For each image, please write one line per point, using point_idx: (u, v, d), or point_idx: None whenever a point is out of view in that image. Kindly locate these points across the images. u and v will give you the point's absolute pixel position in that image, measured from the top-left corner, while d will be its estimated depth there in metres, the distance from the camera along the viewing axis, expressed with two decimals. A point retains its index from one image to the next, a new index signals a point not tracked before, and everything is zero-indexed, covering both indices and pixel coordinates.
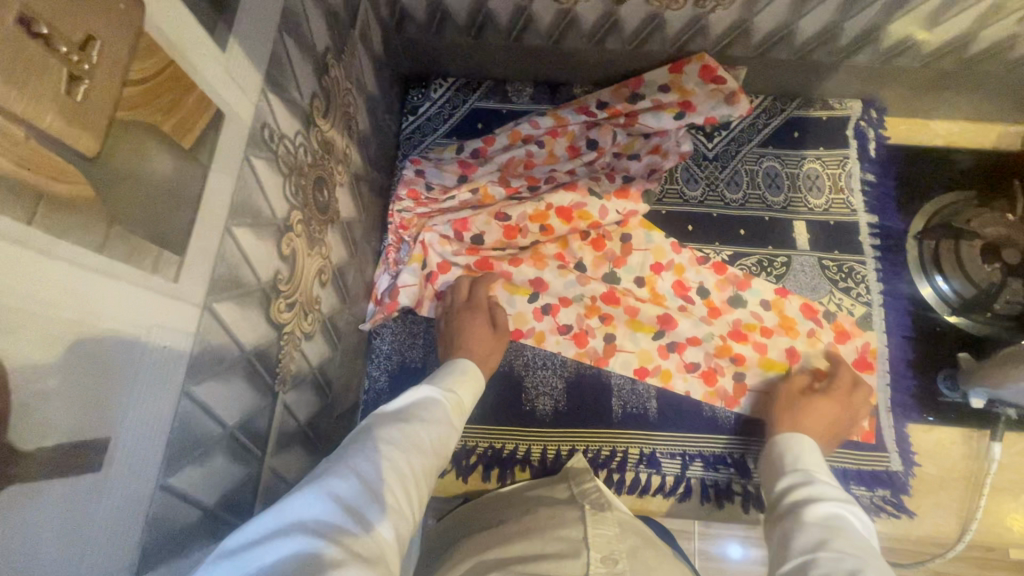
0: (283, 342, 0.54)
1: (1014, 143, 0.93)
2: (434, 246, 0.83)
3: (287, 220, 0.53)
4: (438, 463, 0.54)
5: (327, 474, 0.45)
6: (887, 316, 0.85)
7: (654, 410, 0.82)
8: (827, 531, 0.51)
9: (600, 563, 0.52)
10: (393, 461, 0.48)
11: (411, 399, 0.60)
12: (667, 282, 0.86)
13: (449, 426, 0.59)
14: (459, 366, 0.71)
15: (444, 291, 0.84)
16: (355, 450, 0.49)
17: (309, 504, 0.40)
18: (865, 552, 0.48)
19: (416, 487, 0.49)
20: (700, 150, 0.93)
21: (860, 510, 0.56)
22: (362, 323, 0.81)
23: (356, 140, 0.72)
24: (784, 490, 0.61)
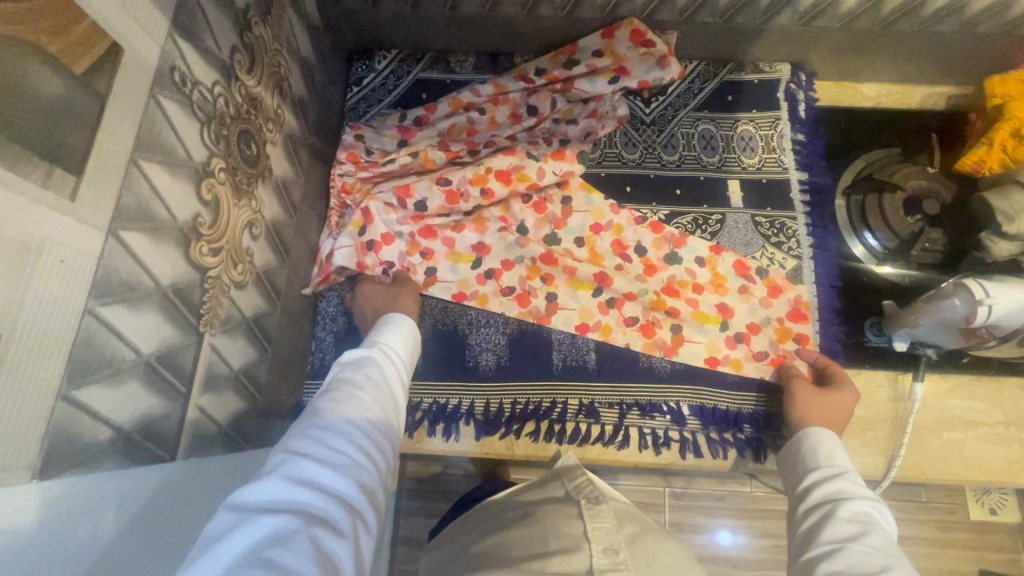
0: (208, 286, 0.56)
1: (938, 104, 0.96)
2: (378, 213, 0.85)
3: (208, 165, 0.55)
4: (383, 410, 0.57)
5: (279, 459, 0.47)
6: (816, 267, 0.89)
7: (593, 363, 0.84)
8: (860, 526, 0.55)
9: (602, 554, 0.54)
10: (337, 427, 0.51)
11: (344, 361, 0.61)
12: (606, 241, 0.89)
13: (386, 374, 0.62)
14: (396, 323, 0.72)
15: (390, 260, 0.85)
16: (294, 429, 0.51)
17: (268, 493, 0.43)
18: (894, 554, 0.51)
19: (373, 443, 0.53)
20: (638, 115, 0.96)
21: (886, 507, 0.59)
22: (303, 288, 0.82)
23: (290, 102, 0.74)
24: (817, 480, 0.64)
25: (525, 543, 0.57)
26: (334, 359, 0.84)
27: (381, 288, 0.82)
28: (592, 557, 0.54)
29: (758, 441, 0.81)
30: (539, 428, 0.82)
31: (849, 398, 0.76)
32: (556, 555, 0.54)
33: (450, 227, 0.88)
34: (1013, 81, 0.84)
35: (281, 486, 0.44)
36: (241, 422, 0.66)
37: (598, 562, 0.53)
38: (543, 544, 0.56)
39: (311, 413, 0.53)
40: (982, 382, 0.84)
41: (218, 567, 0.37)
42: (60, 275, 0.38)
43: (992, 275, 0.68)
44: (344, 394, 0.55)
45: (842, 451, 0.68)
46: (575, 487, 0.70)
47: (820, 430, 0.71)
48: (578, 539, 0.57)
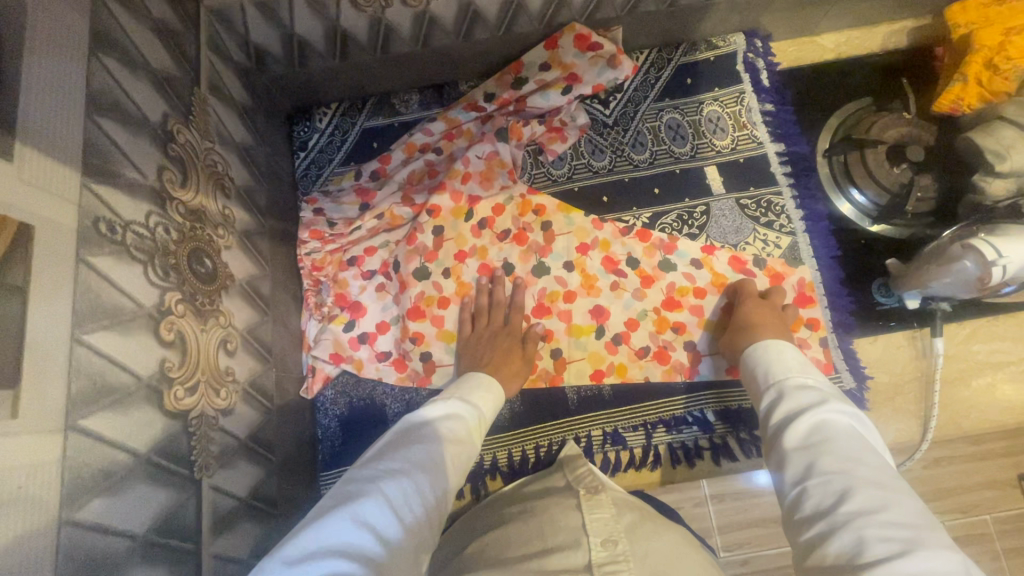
0: (193, 429, 0.52)
1: (902, 41, 0.93)
2: (371, 301, 0.84)
3: (162, 304, 0.50)
4: (457, 481, 0.56)
5: (362, 493, 0.47)
6: (812, 240, 0.86)
7: (609, 390, 0.82)
8: (808, 453, 0.51)
9: (600, 547, 0.52)
10: (418, 484, 0.51)
11: (437, 410, 0.62)
12: (596, 261, 0.86)
13: (469, 438, 0.61)
14: (478, 379, 0.71)
15: (385, 351, 0.83)
16: (386, 463, 0.51)
17: (344, 532, 0.43)
18: (847, 463, 0.48)
19: (437, 508, 0.51)
20: (599, 119, 0.92)
21: (832, 402, 0.55)
22: (301, 390, 0.79)
23: (236, 197, 0.69)
24: (766, 412, 0.60)
25: (522, 540, 0.55)
26: (345, 444, 0.80)
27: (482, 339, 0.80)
28: (592, 550, 0.52)
29: None
30: None
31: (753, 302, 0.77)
32: (554, 552, 0.52)
33: (437, 304, 0.84)
34: (973, 7, 0.81)
35: (355, 530, 0.43)
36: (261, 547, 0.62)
37: (598, 556, 0.51)
38: (539, 541, 0.54)
39: (406, 454, 0.53)
40: (1001, 322, 0.82)
41: None
42: (9, 502, 0.34)
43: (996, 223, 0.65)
44: (435, 449, 0.55)
45: (782, 356, 0.65)
46: (576, 478, 0.68)
47: (766, 343, 0.68)
48: (576, 533, 0.54)
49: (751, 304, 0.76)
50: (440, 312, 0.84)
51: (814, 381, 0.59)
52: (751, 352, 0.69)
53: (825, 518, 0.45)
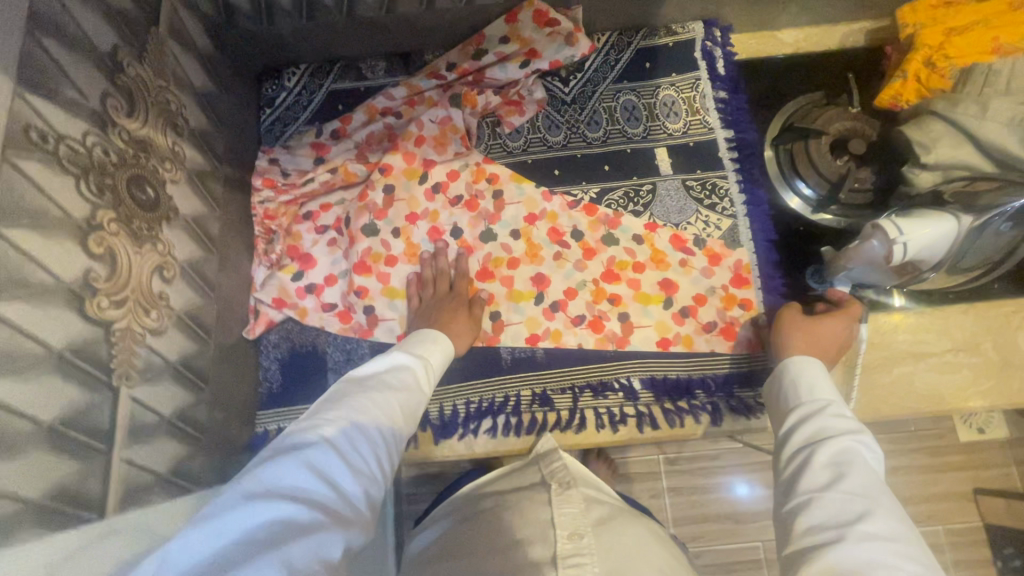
0: (115, 339, 0.55)
1: (858, 40, 0.95)
2: (322, 255, 0.88)
3: (93, 219, 0.54)
4: (404, 426, 0.59)
5: (305, 438, 0.50)
6: (752, 224, 0.88)
7: (541, 353, 0.85)
8: (833, 470, 0.54)
9: (568, 540, 0.58)
10: (361, 426, 0.54)
11: (380, 366, 0.64)
12: (542, 231, 0.89)
13: (416, 389, 0.64)
14: (427, 334, 0.74)
15: (331, 302, 0.86)
16: (327, 410, 0.54)
17: (293, 472, 0.46)
18: (871, 489, 0.51)
19: (386, 448, 0.55)
20: (558, 96, 0.94)
21: (868, 441, 0.57)
22: (243, 331, 0.82)
23: (190, 138, 0.72)
24: (797, 427, 0.62)
25: (496, 532, 0.61)
26: (283, 386, 0.84)
27: (429, 302, 0.83)
28: (558, 543, 0.58)
29: (714, 404, 0.82)
30: (495, 423, 0.82)
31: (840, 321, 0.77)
32: (522, 545, 0.59)
33: (384, 261, 0.87)
34: (922, 8, 0.83)
35: (300, 469, 0.47)
36: (184, 467, 0.65)
37: (563, 548, 0.57)
38: (512, 533, 0.61)
39: (349, 402, 0.56)
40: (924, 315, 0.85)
41: (233, 529, 0.41)
42: None
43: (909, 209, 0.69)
44: (377, 401, 0.58)
45: (823, 379, 0.67)
46: (552, 471, 0.71)
47: (811, 364, 0.69)
48: (545, 527, 0.61)
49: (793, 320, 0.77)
50: (385, 268, 0.87)
51: (849, 410, 0.62)
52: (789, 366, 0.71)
53: (836, 529, 0.49)
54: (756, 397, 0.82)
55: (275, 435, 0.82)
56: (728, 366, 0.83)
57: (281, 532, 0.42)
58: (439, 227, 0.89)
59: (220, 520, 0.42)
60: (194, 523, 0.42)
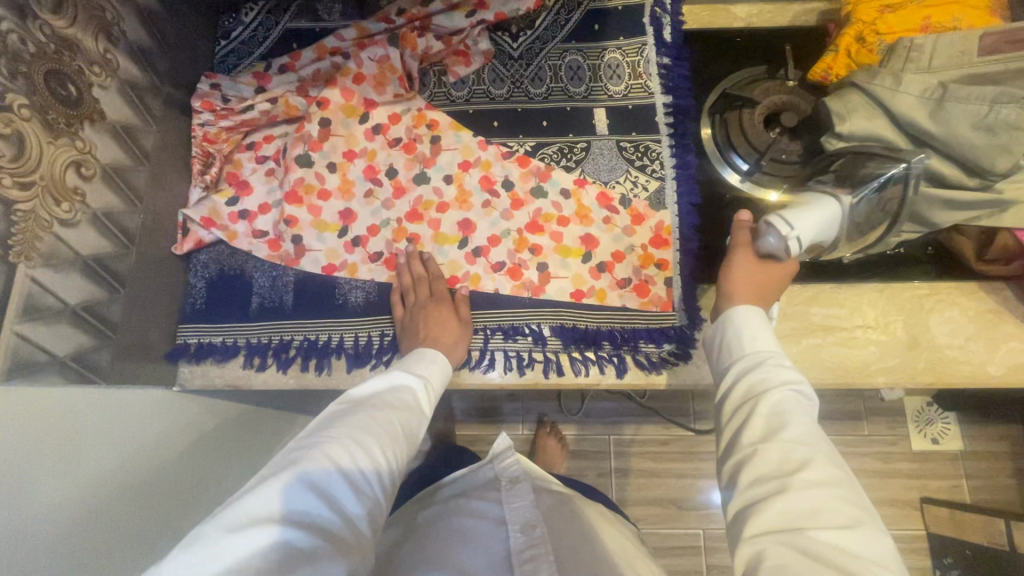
0: (17, 218, 0.59)
1: (810, 19, 0.96)
2: (259, 183, 0.91)
3: (1, 100, 0.57)
4: (405, 447, 0.62)
5: (308, 457, 0.53)
6: (678, 186, 0.89)
7: (459, 294, 0.87)
8: (773, 422, 0.53)
9: (520, 532, 0.70)
10: (364, 448, 0.56)
11: (381, 384, 0.67)
12: (474, 178, 0.91)
13: (419, 410, 0.67)
14: (427, 353, 0.76)
15: (263, 229, 0.89)
16: (331, 430, 0.57)
17: (297, 497, 0.49)
18: (811, 437, 0.51)
19: (389, 470, 0.58)
20: (505, 50, 0.96)
21: (805, 383, 0.57)
22: (172, 247, 0.84)
23: (126, 49, 0.75)
24: (738, 377, 0.60)
25: (454, 524, 0.73)
26: (207, 303, 0.87)
27: (424, 306, 0.83)
28: (513, 537, 0.70)
29: (620, 356, 0.84)
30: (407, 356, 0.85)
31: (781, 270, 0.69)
32: (475, 546, 0.68)
33: (317, 194, 0.90)
34: None
35: (304, 493, 0.49)
36: (88, 357, 0.69)
37: (518, 541, 0.69)
38: (468, 525, 0.72)
39: (353, 423, 0.58)
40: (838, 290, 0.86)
41: (242, 550, 0.44)
42: None
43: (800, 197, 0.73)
44: (380, 421, 0.61)
45: (759, 324, 0.63)
46: (505, 469, 0.83)
47: (747, 307, 0.65)
48: (501, 524, 0.73)
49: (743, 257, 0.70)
50: (318, 201, 0.90)
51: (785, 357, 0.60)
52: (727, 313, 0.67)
53: (780, 479, 0.49)
54: (661, 353, 0.84)
55: (194, 349, 0.85)
56: (636, 321, 0.85)
57: (279, 557, 0.45)
58: (374, 166, 0.92)
59: (217, 543, 0.44)
60: (188, 545, 0.43)
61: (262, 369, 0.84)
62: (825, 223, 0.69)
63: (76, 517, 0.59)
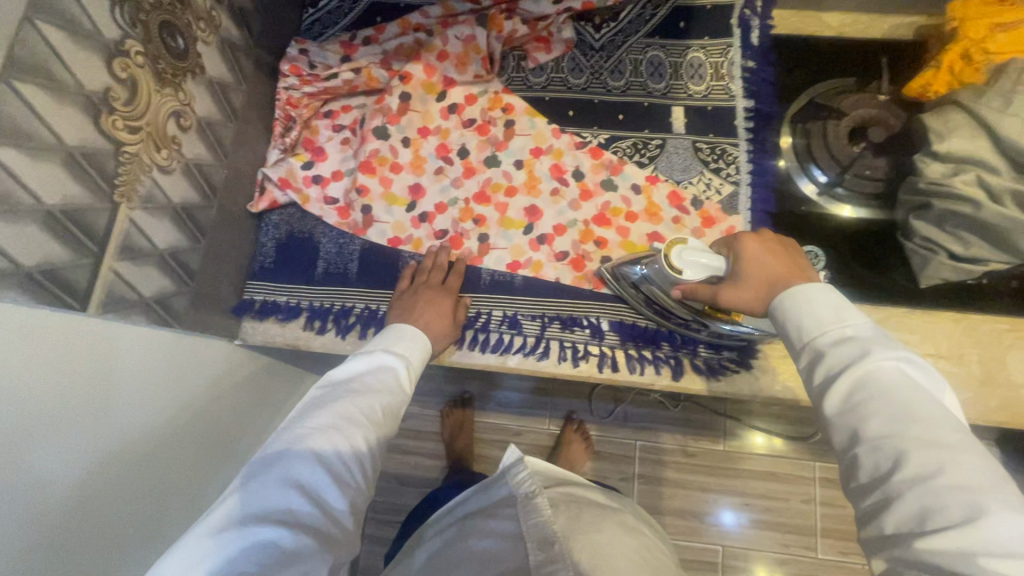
0: (123, 159, 0.61)
1: (905, 34, 0.93)
2: (334, 151, 0.93)
3: (122, 45, 0.59)
4: (383, 428, 0.66)
5: (283, 455, 0.57)
6: (752, 194, 0.88)
7: (520, 280, 0.87)
8: (853, 419, 0.48)
9: (538, 549, 0.66)
10: (340, 438, 0.60)
11: (359, 369, 0.70)
12: (545, 166, 0.91)
13: (398, 391, 0.70)
14: (405, 331, 0.77)
15: (334, 196, 0.91)
16: (305, 424, 0.61)
17: (274, 495, 0.53)
18: (898, 424, 0.46)
19: (367, 454, 0.62)
20: (587, 40, 0.95)
21: (875, 352, 0.50)
22: (248, 205, 0.87)
23: (228, 8, 0.77)
24: (806, 372, 0.55)
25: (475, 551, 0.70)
26: (275, 263, 0.89)
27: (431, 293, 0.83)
28: (531, 555, 0.66)
29: (677, 359, 0.83)
30: (463, 335, 0.86)
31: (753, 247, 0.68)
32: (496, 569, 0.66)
33: (389, 166, 0.91)
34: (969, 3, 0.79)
35: (277, 490, 0.54)
36: (167, 301, 0.71)
37: (536, 558, 0.65)
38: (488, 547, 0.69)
39: (326, 414, 0.62)
40: (915, 316, 0.81)
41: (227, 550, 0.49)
42: None
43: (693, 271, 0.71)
44: (354, 408, 0.64)
45: (813, 302, 0.57)
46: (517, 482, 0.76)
47: (789, 293, 0.59)
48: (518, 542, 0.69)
49: (753, 247, 0.68)
50: (389, 175, 0.91)
51: (851, 330, 0.53)
52: (777, 301, 0.60)
53: (880, 488, 0.45)
54: (719, 360, 0.82)
55: (259, 306, 0.87)
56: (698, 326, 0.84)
57: (261, 553, 0.49)
58: (448, 146, 0.92)
59: (205, 550, 0.49)
60: (178, 550, 0.49)
61: (320, 333, 0.86)
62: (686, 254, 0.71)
63: (106, 473, 0.60)
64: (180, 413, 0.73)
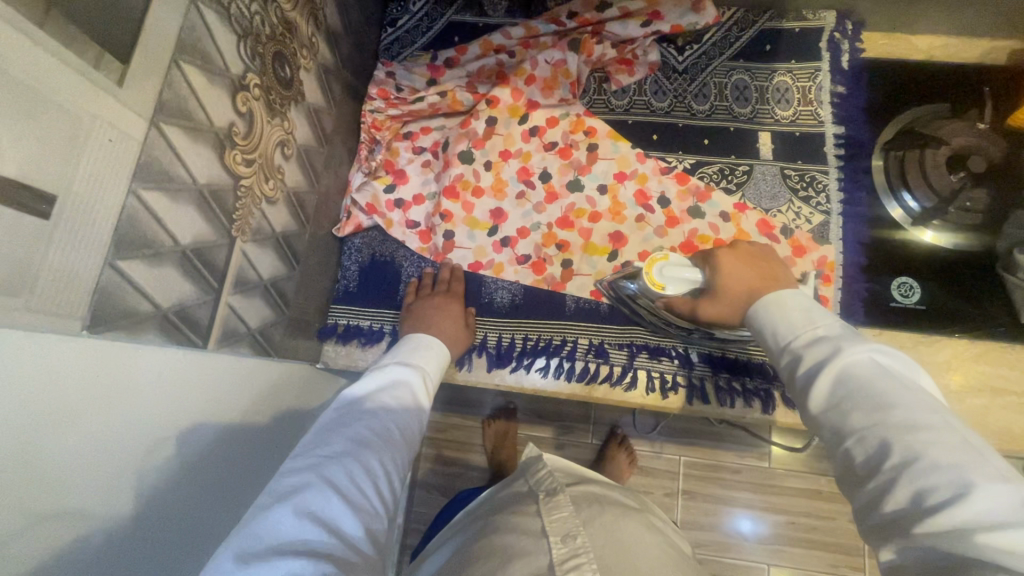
0: (240, 193, 0.60)
1: (999, 59, 0.90)
2: (415, 173, 0.92)
3: (244, 79, 0.59)
4: (404, 449, 0.58)
5: (300, 480, 0.48)
6: (844, 223, 0.86)
7: (606, 307, 0.86)
8: (836, 416, 0.47)
9: (560, 544, 0.61)
10: (362, 459, 0.52)
11: (373, 386, 0.64)
12: (630, 191, 0.90)
13: (415, 410, 0.64)
14: (422, 340, 0.75)
15: (415, 220, 0.91)
16: (322, 445, 0.52)
17: (294, 526, 0.44)
18: (878, 414, 0.44)
19: (390, 478, 0.53)
20: (670, 63, 0.94)
21: (846, 347, 0.49)
22: (334, 229, 0.87)
23: (325, 34, 0.77)
24: (786, 376, 0.54)
25: (491, 544, 0.63)
26: (359, 287, 0.88)
27: (436, 301, 0.83)
28: (553, 549, 0.60)
29: (768, 391, 0.81)
30: (548, 364, 0.85)
31: (728, 258, 0.68)
32: (517, 558, 0.59)
33: (472, 191, 0.90)
34: None
35: (297, 519, 0.44)
36: (267, 330, 0.70)
37: (559, 553, 0.60)
38: (505, 546, 0.62)
39: (343, 433, 0.54)
40: (1013, 350, 0.80)
41: None
42: (104, 149, 0.42)
43: (668, 284, 0.71)
44: (375, 426, 0.56)
45: (785, 307, 0.57)
46: (536, 480, 0.76)
47: (762, 298, 0.60)
48: (539, 537, 0.63)
49: (726, 258, 0.68)
50: (471, 198, 0.90)
51: (825, 332, 0.53)
52: (749, 310, 0.61)
53: (874, 478, 0.42)
54: None
55: (343, 330, 0.87)
56: None
57: None
58: (531, 171, 0.91)
59: None
60: None
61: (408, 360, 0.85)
62: (668, 270, 0.71)
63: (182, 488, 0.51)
64: (219, 439, 0.57)
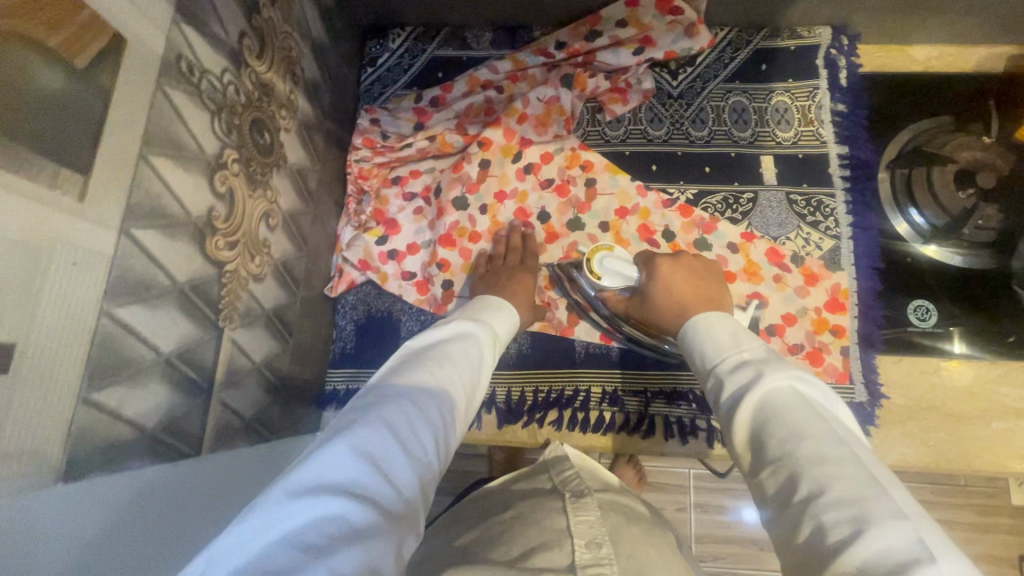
0: (225, 280, 0.55)
1: (998, 65, 0.88)
2: (407, 222, 0.88)
3: (220, 157, 0.53)
4: (462, 411, 0.51)
5: (359, 421, 0.42)
6: (854, 247, 0.84)
7: (617, 352, 0.82)
8: (755, 441, 0.45)
9: (584, 549, 0.49)
10: (421, 410, 0.45)
11: (443, 335, 0.57)
12: (633, 226, 0.86)
13: (482, 366, 0.57)
14: (494, 303, 0.68)
15: (411, 271, 0.86)
16: (385, 390, 0.46)
17: (344, 461, 0.38)
18: (790, 441, 0.42)
19: (445, 438, 0.47)
20: (664, 89, 0.91)
21: (767, 372, 0.48)
22: (326, 289, 0.84)
23: (303, 87, 0.72)
24: (714, 396, 0.53)
25: (508, 537, 0.52)
26: (356, 348, 0.84)
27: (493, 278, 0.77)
28: (575, 553, 0.48)
29: None
30: (562, 416, 0.81)
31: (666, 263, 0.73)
32: (539, 551, 0.49)
33: (468, 237, 0.86)
34: None
35: (348, 456, 0.38)
36: (264, 415, 0.66)
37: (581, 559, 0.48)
38: (521, 542, 0.50)
39: (406, 381, 0.48)
40: None
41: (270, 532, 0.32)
42: (68, 277, 0.37)
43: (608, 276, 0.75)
44: (439, 377, 0.50)
45: (717, 329, 0.57)
46: (562, 480, 0.65)
47: (698, 318, 0.60)
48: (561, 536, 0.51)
49: (668, 273, 0.72)
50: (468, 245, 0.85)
51: (749, 355, 0.52)
52: (687, 331, 0.61)
53: (786, 506, 0.39)
54: None
55: (343, 395, 0.82)
56: None
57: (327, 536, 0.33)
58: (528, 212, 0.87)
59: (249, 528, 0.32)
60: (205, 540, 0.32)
61: None
62: (607, 260, 0.76)
63: None
64: None
